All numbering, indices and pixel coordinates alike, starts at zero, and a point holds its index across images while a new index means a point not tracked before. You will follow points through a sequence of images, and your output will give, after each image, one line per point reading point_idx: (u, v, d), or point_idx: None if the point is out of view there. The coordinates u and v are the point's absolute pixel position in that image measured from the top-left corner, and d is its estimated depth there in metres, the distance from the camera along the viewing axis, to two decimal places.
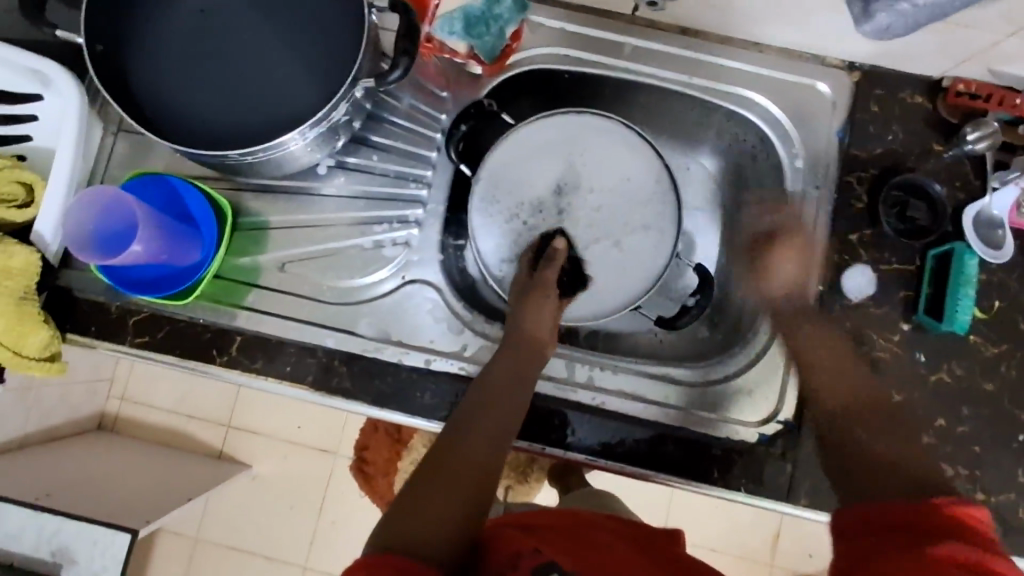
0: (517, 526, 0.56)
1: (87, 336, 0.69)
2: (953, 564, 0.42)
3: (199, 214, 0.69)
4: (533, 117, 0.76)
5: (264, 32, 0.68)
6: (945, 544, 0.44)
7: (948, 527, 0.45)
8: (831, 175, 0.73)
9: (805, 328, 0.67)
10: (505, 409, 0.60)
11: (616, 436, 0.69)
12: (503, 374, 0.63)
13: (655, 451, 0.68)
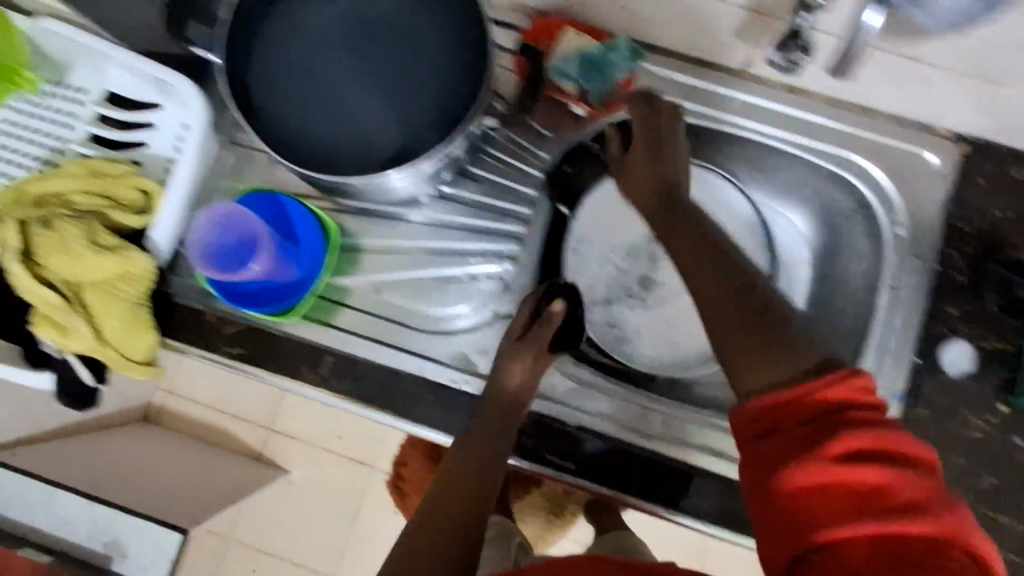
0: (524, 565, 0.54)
1: (182, 341, 0.70)
2: (859, 461, 0.40)
3: (303, 232, 0.70)
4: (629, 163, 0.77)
5: (383, 56, 0.66)
6: (839, 430, 0.41)
7: (839, 407, 0.42)
8: (933, 246, 0.72)
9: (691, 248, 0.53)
10: (495, 432, 0.61)
11: (650, 477, 0.67)
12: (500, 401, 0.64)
13: (704, 498, 0.67)
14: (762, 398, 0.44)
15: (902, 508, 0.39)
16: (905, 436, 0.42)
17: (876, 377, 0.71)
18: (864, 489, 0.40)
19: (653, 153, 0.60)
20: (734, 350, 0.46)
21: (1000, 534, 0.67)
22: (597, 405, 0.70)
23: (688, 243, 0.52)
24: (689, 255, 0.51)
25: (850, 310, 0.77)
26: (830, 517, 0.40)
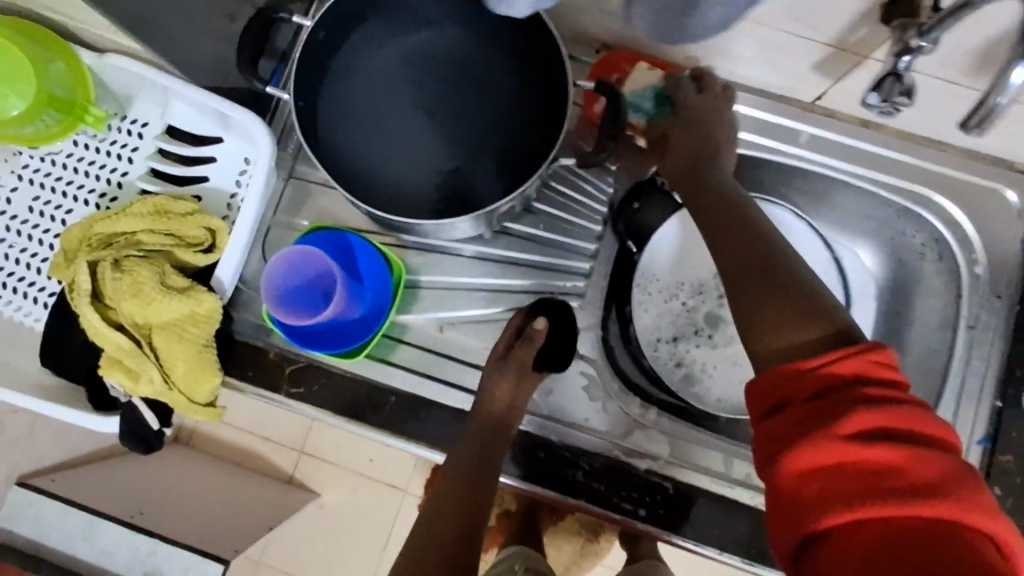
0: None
1: (243, 380, 0.69)
2: (877, 439, 0.39)
3: (370, 272, 0.69)
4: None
5: (450, 94, 0.69)
6: (855, 402, 0.40)
7: (857, 383, 0.41)
8: (1014, 285, 0.70)
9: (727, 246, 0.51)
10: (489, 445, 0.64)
11: (716, 521, 0.66)
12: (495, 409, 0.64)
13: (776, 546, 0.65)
14: (777, 369, 0.44)
15: (919, 486, 0.38)
16: (923, 414, 0.40)
17: (956, 420, 0.69)
18: (880, 467, 0.39)
19: (686, 129, 0.63)
20: (761, 302, 0.47)
21: None
22: (665, 448, 0.69)
23: (717, 209, 0.54)
24: (719, 225, 0.53)
25: (923, 349, 0.75)
26: (844, 493, 0.39)
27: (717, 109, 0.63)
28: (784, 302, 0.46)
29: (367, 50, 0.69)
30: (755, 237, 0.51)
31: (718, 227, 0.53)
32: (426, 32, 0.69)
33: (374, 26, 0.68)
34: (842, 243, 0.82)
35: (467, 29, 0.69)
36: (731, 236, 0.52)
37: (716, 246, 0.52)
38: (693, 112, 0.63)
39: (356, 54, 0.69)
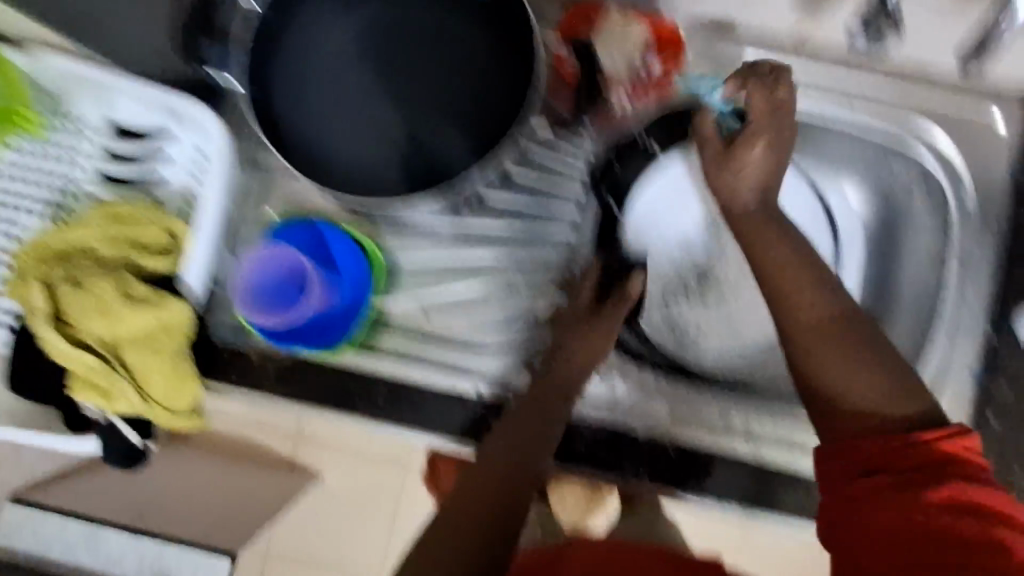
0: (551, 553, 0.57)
1: (226, 383, 0.64)
2: (967, 515, 0.44)
3: (343, 257, 0.66)
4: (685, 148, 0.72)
5: (412, 61, 0.65)
6: (919, 445, 0.48)
7: (951, 462, 0.47)
8: (1000, 214, 0.69)
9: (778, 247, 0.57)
10: (538, 420, 0.59)
11: (722, 477, 0.65)
12: (555, 397, 0.61)
13: (788, 497, 0.65)
14: (866, 441, 0.49)
15: (997, 528, 0.44)
16: (1010, 500, 0.45)
17: (954, 355, 0.69)
18: (958, 512, 0.44)
19: (762, 153, 0.59)
20: (872, 375, 0.51)
21: None
22: (665, 410, 0.68)
23: (808, 272, 0.56)
24: (806, 297, 0.55)
25: (914, 286, 0.74)
26: (937, 550, 0.43)
27: (787, 139, 0.60)
28: (888, 372, 0.51)
29: (317, 21, 0.64)
30: (845, 313, 0.54)
31: (804, 293, 0.55)
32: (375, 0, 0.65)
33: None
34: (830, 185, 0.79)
35: None
36: (808, 300, 0.54)
37: (792, 310, 0.55)
38: (771, 137, 0.59)
39: (302, 26, 0.64)
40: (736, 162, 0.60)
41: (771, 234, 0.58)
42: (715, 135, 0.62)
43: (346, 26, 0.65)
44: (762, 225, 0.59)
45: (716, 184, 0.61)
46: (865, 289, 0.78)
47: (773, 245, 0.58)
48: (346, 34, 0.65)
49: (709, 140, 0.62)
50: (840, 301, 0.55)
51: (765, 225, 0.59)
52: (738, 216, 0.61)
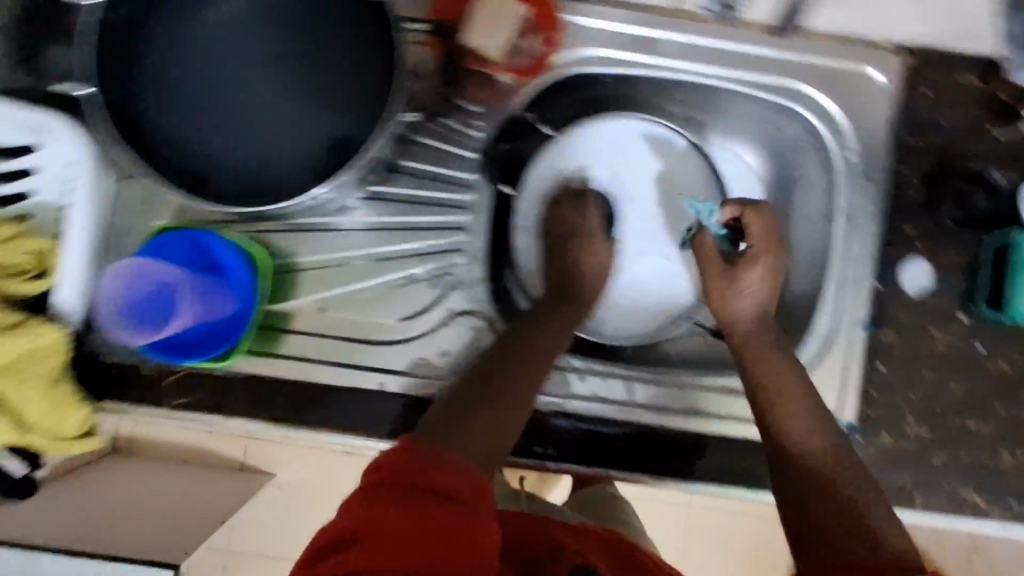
0: (564, 525, 0.61)
1: (124, 402, 0.64)
2: None
3: (228, 262, 0.63)
4: (586, 117, 0.75)
5: (279, 54, 0.63)
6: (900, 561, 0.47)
7: None
8: (885, 167, 0.70)
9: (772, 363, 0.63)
10: (492, 401, 0.56)
11: (625, 447, 0.70)
12: (520, 390, 0.58)
13: (685, 460, 0.69)
14: None
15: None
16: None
17: (845, 308, 0.71)
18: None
19: (762, 267, 0.66)
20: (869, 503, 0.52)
21: (976, 441, 0.70)
22: (569, 386, 0.70)
23: (795, 380, 0.62)
24: (791, 404, 0.60)
25: (808, 242, 0.75)
26: None
27: (776, 257, 0.67)
28: (872, 499, 0.53)
29: (174, 16, 0.61)
30: (834, 442, 0.58)
31: (787, 407, 0.60)
32: None
33: None
34: (725, 147, 0.79)
35: None
36: (807, 433, 0.58)
37: (790, 437, 0.58)
38: (765, 259, 0.66)
39: (153, 25, 0.61)
40: (735, 284, 0.67)
41: (774, 357, 0.63)
42: (715, 255, 0.68)
43: (203, 21, 0.62)
44: (749, 342, 0.65)
45: (714, 298, 0.68)
46: None
47: (761, 366, 0.63)
48: (204, 31, 0.62)
49: (709, 257, 0.69)
50: (837, 436, 0.58)
51: (751, 340, 0.65)
52: (739, 335, 0.66)
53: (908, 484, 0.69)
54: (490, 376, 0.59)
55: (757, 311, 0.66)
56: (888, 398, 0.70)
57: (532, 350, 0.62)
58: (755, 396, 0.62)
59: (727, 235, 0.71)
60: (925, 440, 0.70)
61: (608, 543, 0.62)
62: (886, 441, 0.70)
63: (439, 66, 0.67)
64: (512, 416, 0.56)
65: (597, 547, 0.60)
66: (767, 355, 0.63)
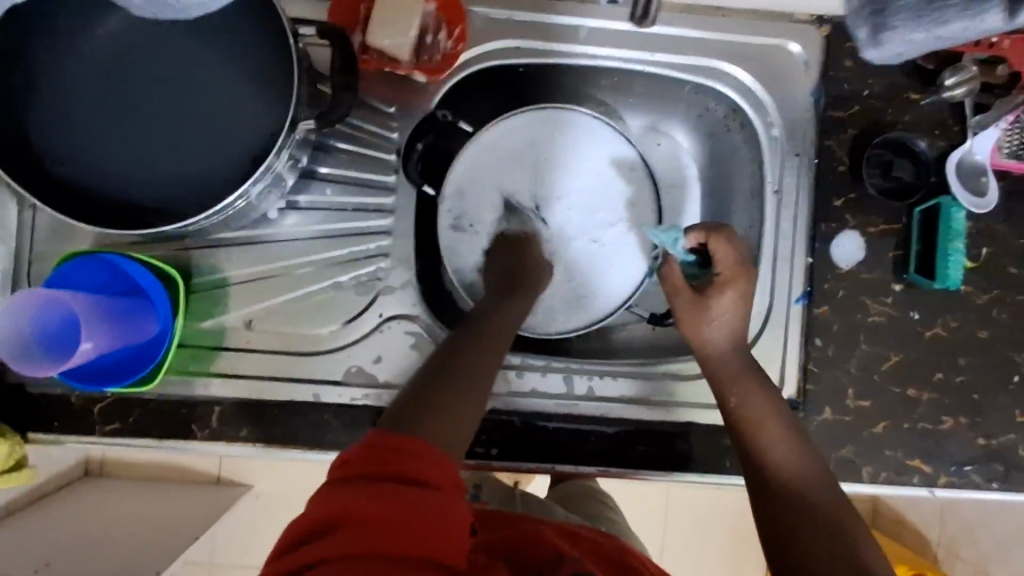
0: (557, 530, 0.59)
1: (52, 433, 0.63)
2: None
3: (145, 283, 0.61)
4: (523, 109, 0.73)
5: (187, 69, 0.63)
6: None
7: None
8: (810, 140, 0.70)
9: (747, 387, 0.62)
10: (463, 399, 0.51)
11: (569, 441, 0.68)
12: (483, 386, 0.53)
13: (629, 449, 0.69)
14: None
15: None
16: None
17: (780, 286, 0.70)
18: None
19: (733, 296, 0.64)
20: (858, 539, 0.52)
21: (918, 409, 0.70)
22: (507, 383, 0.69)
23: (768, 405, 0.61)
24: (772, 433, 0.59)
25: (742, 221, 0.75)
26: None
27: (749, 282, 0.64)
28: (858, 533, 0.52)
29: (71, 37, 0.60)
30: (817, 472, 0.57)
31: (768, 439, 0.59)
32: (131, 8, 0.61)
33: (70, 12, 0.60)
34: (655, 130, 0.79)
35: None
36: (792, 467, 0.57)
37: (773, 472, 0.57)
38: (740, 285, 0.63)
39: (49, 50, 0.60)
40: (710, 312, 0.64)
41: (751, 386, 0.62)
42: (681, 283, 0.66)
43: (102, 42, 0.61)
44: (727, 369, 0.63)
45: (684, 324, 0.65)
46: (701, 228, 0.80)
47: (743, 394, 0.61)
48: (103, 52, 0.62)
49: (680, 288, 0.66)
50: (818, 465, 0.58)
51: (730, 368, 0.63)
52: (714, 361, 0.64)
53: (854, 456, 0.69)
54: (455, 366, 0.53)
55: (733, 340, 0.63)
56: (829, 373, 0.70)
57: (491, 341, 0.57)
58: (737, 427, 0.60)
59: (696, 260, 0.69)
60: (868, 413, 0.70)
61: (603, 549, 0.59)
62: (829, 415, 0.69)
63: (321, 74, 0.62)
64: (471, 411, 0.51)
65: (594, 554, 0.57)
66: (751, 387, 0.62)
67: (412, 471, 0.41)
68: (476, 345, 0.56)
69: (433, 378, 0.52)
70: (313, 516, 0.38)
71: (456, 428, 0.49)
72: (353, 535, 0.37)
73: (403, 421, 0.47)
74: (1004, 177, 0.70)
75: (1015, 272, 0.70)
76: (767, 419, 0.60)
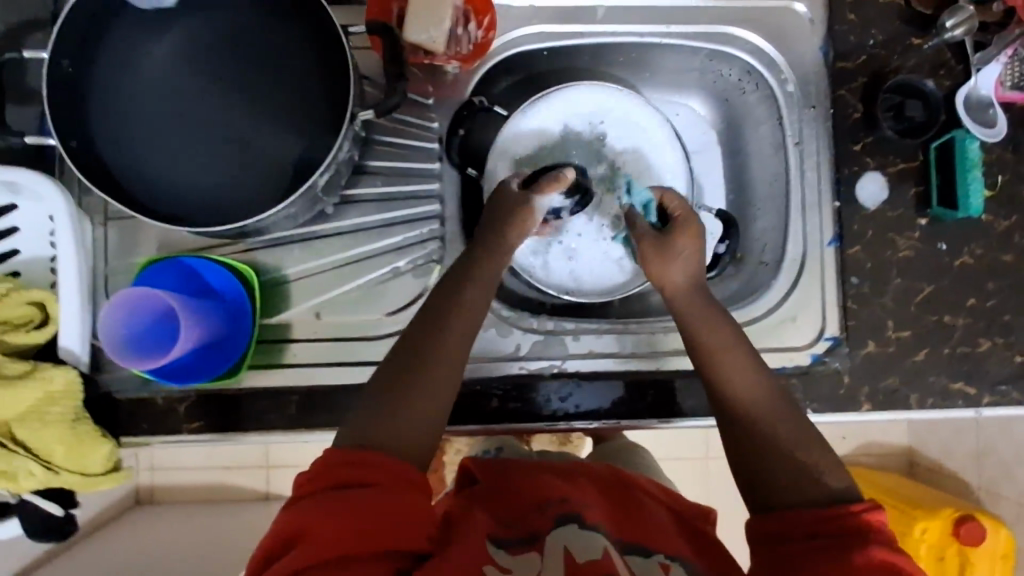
0: (556, 473, 0.64)
1: (142, 434, 0.66)
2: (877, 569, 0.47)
3: (222, 285, 0.66)
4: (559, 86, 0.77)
5: (235, 77, 0.66)
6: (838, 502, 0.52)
7: (846, 517, 0.50)
8: (823, 92, 0.74)
9: (708, 325, 0.60)
10: (422, 387, 0.54)
11: (631, 397, 0.71)
12: (440, 366, 0.55)
13: (688, 399, 0.71)
14: (785, 541, 0.51)
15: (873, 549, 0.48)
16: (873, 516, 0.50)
17: (810, 231, 0.75)
18: (838, 538, 0.49)
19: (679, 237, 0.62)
20: (809, 451, 0.55)
21: (955, 335, 0.72)
22: (564, 347, 0.73)
23: (729, 331, 0.60)
24: (732, 357, 0.59)
25: (766, 176, 0.79)
26: None
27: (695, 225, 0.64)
28: (811, 444, 0.55)
29: (130, 54, 0.64)
30: (773, 391, 0.58)
31: (728, 364, 0.59)
32: (183, 28, 0.65)
33: (129, 32, 0.64)
34: (674, 100, 0.83)
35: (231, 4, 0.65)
36: (749, 390, 0.58)
37: (732, 396, 0.58)
38: (693, 226, 0.63)
39: (111, 71, 0.64)
40: (674, 250, 0.62)
41: (707, 317, 0.61)
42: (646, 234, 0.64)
43: (157, 60, 0.65)
44: (689, 304, 0.61)
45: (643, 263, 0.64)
46: (727, 189, 0.84)
47: (704, 323, 0.60)
48: (158, 69, 0.65)
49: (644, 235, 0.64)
50: (773, 383, 0.58)
51: (691, 304, 0.61)
52: (675, 296, 0.62)
53: (899, 385, 0.72)
54: (417, 351, 0.56)
55: (691, 281, 0.62)
56: (867, 309, 0.73)
57: (448, 311, 0.58)
58: (698, 353, 0.60)
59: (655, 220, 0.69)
60: (908, 342, 0.72)
61: (604, 484, 0.64)
62: (872, 348, 0.72)
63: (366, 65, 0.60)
64: (437, 405, 0.54)
65: (590, 491, 0.62)
66: (722, 329, 0.60)
67: (365, 477, 0.49)
68: (430, 326, 0.57)
69: (392, 373, 0.56)
70: (285, 532, 0.47)
71: (415, 416, 0.53)
72: (316, 547, 0.46)
73: (362, 428, 0.52)
74: (1010, 108, 0.74)
75: None
76: (728, 361, 0.59)
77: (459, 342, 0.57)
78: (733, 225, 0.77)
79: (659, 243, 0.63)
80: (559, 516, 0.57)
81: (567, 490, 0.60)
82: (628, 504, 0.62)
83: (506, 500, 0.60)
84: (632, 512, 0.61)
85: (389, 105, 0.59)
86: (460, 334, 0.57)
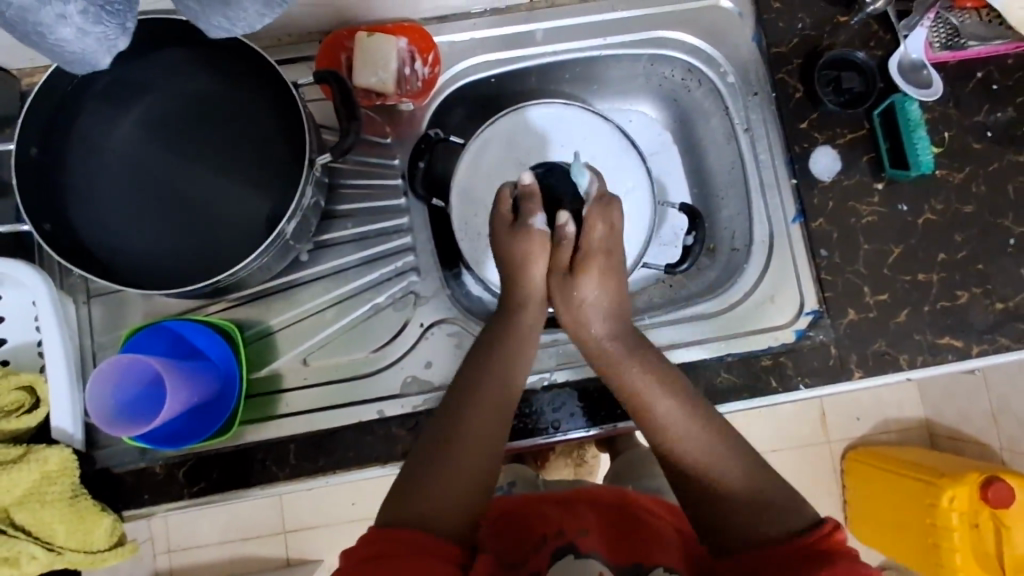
0: (556, 503, 0.62)
1: (144, 505, 0.65)
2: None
3: (207, 345, 0.67)
4: (508, 110, 0.80)
5: (197, 145, 0.68)
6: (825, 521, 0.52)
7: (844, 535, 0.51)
8: (762, 78, 0.77)
9: (642, 377, 0.62)
10: (464, 451, 0.57)
11: None
12: (473, 437, 0.58)
13: None
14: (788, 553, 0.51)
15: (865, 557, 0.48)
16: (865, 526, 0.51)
17: (773, 211, 0.77)
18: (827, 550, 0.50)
19: (594, 277, 0.66)
20: (760, 471, 0.57)
21: (933, 290, 0.73)
22: (552, 359, 0.74)
23: (665, 390, 0.61)
24: (665, 411, 0.61)
25: (724, 164, 0.83)
26: None
27: (614, 263, 0.68)
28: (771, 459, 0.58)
29: (97, 135, 0.67)
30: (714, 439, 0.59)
31: (666, 423, 0.60)
32: (143, 101, 0.68)
33: (91, 113, 0.66)
34: (625, 107, 0.89)
35: (185, 75, 0.68)
36: (693, 444, 0.59)
37: (674, 456, 0.59)
38: (600, 266, 0.67)
39: (78, 154, 0.66)
40: (577, 300, 0.66)
41: (641, 372, 0.63)
42: (561, 255, 0.68)
43: (121, 137, 0.67)
44: (612, 355, 0.64)
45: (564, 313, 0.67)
46: (688, 182, 0.89)
47: (638, 377, 0.62)
48: (124, 145, 0.68)
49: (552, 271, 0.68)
50: (709, 431, 0.60)
51: (614, 353, 0.64)
52: (596, 353, 0.65)
53: (886, 347, 0.72)
54: (450, 428, 0.59)
55: (608, 327, 0.66)
56: (842, 278, 0.73)
57: (485, 391, 0.61)
58: (626, 406, 0.63)
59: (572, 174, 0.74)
60: (888, 305, 0.73)
61: (607, 510, 0.62)
62: (853, 315, 0.72)
63: (336, 104, 0.63)
64: (472, 461, 0.57)
65: (588, 518, 0.60)
66: (653, 368, 0.63)
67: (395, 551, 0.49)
68: (465, 399, 0.60)
69: (430, 444, 0.59)
70: None
71: (449, 487, 0.55)
72: None
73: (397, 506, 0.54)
74: (943, 68, 0.76)
75: (979, 146, 0.75)
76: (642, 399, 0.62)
77: (500, 414, 0.60)
78: (698, 218, 0.79)
79: (572, 285, 0.66)
80: (555, 549, 0.55)
81: (563, 520, 0.59)
82: (624, 531, 0.59)
83: (503, 535, 0.59)
84: (633, 538, 0.58)
85: (343, 147, 0.62)
86: (492, 409, 0.60)
